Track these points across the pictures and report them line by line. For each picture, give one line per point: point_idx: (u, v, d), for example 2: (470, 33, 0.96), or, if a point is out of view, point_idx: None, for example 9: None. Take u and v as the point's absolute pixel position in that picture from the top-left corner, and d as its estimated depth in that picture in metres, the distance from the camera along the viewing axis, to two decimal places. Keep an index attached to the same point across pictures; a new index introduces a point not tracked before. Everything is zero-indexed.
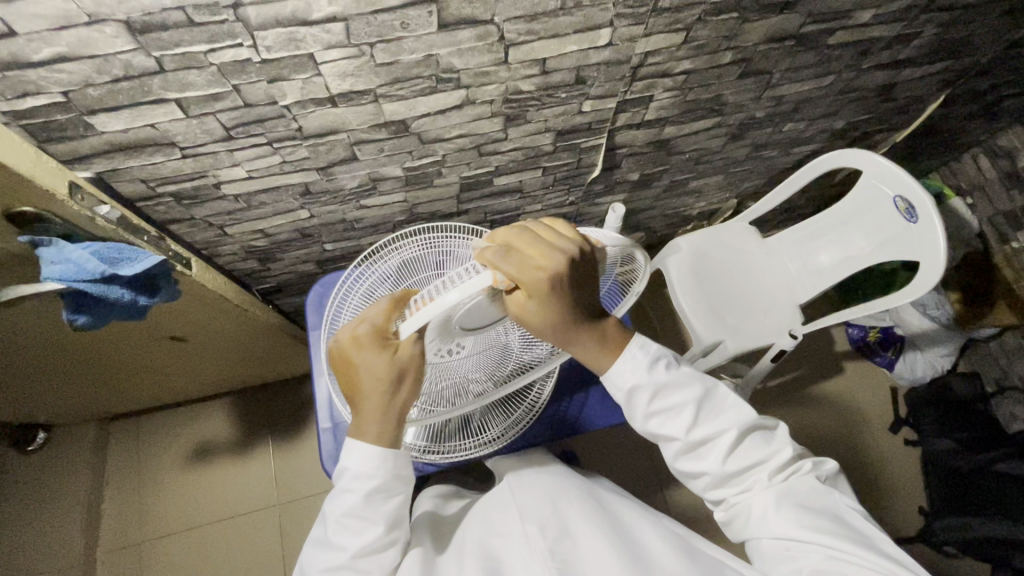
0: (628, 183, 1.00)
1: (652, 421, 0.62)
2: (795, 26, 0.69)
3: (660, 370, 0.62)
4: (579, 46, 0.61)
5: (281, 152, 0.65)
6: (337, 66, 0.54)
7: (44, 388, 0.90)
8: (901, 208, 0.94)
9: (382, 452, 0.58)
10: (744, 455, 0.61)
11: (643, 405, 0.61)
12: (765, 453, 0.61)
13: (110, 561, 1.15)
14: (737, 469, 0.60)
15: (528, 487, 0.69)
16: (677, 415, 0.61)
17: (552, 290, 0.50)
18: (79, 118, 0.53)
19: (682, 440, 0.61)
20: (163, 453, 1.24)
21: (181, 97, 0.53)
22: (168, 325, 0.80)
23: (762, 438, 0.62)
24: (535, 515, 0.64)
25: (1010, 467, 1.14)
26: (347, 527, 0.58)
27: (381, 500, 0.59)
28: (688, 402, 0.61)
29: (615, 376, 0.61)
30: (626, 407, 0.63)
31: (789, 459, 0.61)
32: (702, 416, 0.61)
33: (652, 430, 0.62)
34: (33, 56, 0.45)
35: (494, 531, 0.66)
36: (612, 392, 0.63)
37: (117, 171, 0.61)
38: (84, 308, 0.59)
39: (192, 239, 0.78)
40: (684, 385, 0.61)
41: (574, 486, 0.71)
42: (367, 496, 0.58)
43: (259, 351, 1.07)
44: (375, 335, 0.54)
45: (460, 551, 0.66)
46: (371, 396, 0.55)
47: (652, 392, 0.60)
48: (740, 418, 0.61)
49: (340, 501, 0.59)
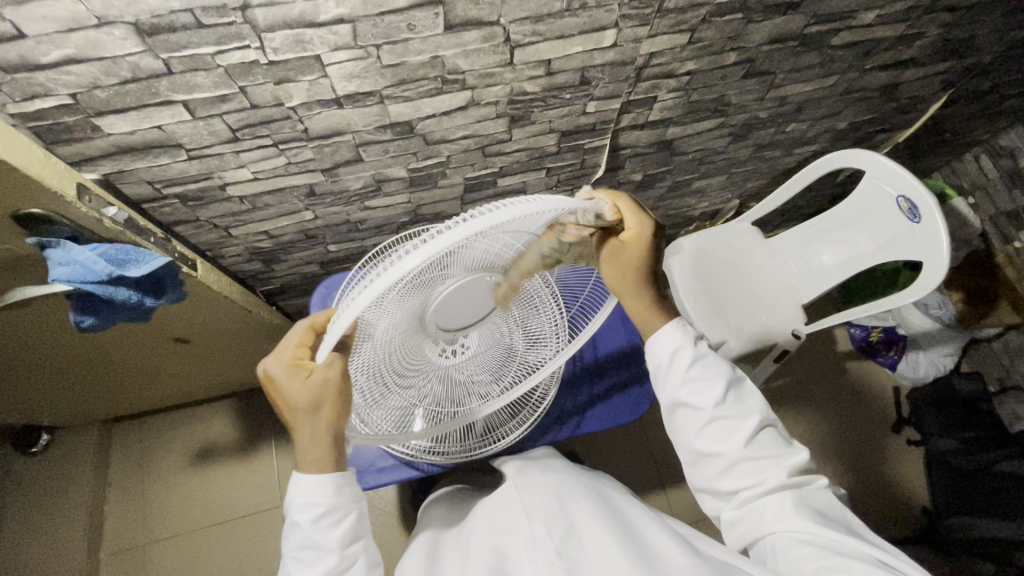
0: (631, 183, 1.00)
1: (683, 389, 0.62)
2: (799, 26, 0.69)
3: (700, 345, 0.64)
4: (584, 47, 0.61)
5: (286, 154, 0.65)
6: (343, 67, 0.55)
7: (48, 390, 0.90)
8: (904, 209, 0.95)
9: (323, 477, 0.57)
10: (762, 448, 0.61)
11: (680, 369, 0.62)
12: (781, 451, 0.62)
13: (113, 563, 1.15)
14: (754, 456, 0.61)
15: (535, 484, 0.69)
16: (710, 386, 0.62)
17: (647, 241, 0.59)
18: (86, 120, 0.53)
19: (707, 412, 0.61)
20: (165, 454, 1.24)
21: (188, 98, 0.53)
22: (172, 326, 0.81)
23: (780, 439, 0.63)
24: (542, 514, 0.64)
25: (1014, 467, 1.15)
26: (302, 561, 0.58)
27: (330, 526, 0.58)
28: (721, 377, 0.62)
29: (661, 342, 0.63)
30: (659, 374, 0.64)
31: (803, 463, 0.62)
32: (731, 396, 0.62)
33: (680, 399, 0.62)
34: (42, 58, 0.45)
35: (502, 527, 0.66)
36: (650, 357, 0.64)
37: (123, 173, 0.61)
38: (91, 309, 0.59)
39: (196, 241, 0.78)
40: (719, 363, 0.63)
41: (580, 484, 0.71)
42: (315, 523, 0.58)
43: (262, 352, 1.07)
44: (289, 365, 0.55)
45: (466, 549, 0.66)
46: (299, 425, 0.55)
47: (693, 356, 0.62)
48: (763, 412, 0.63)
49: (293, 533, 0.59)
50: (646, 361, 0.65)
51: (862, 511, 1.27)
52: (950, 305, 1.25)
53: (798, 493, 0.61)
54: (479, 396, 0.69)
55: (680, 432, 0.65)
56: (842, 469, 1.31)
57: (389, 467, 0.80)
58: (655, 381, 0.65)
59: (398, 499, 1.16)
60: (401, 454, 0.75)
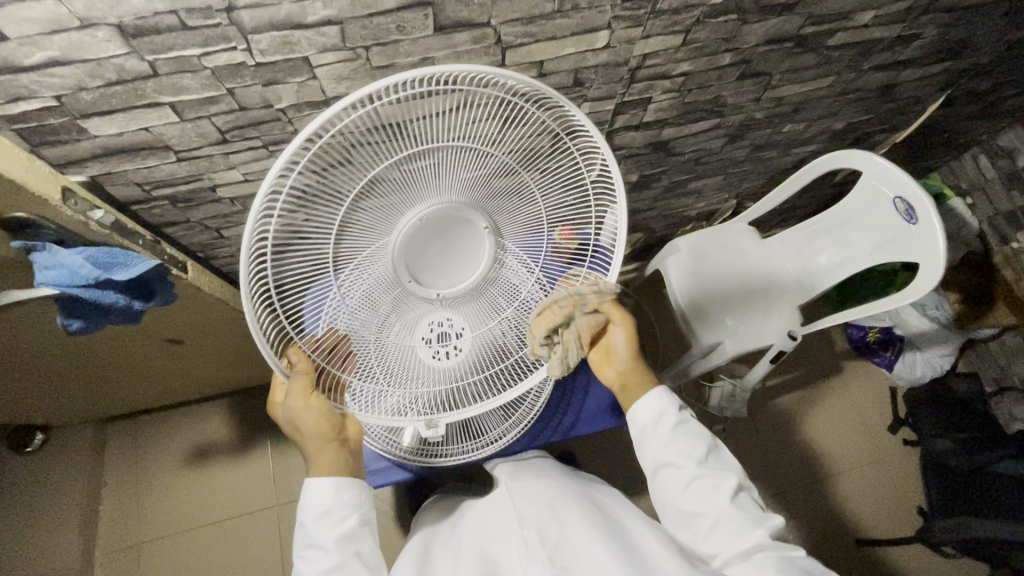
0: (627, 184, 0.99)
1: (668, 448, 0.66)
2: (795, 27, 0.68)
3: (683, 412, 0.69)
4: (577, 48, 0.61)
5: (276, 156, 0.65)
6: (332, 69, 0.54)
7: (40, 391, 0.90)
8: (901, 210, 0.94)
9: (323, 482, 0.61)
10: (744, 508, 0.63)
11: (664, 430, 0.67)
12: (760, 514, 0.63)
13: (109, 561, 1.16)
14: (736, 516, 0.62)
15: (527, 491, 0.70)
16: (693, 446, 0.66)
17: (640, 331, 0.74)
18: (71, 122, 0.52)
19: (689, 470, 0.64)
20: (161, 453, 1.24)
21: (175, 100, 0.53)
22: (164, 327, 0.80)
23: (758, 505, 0.65)
24: (534, 520, 0.64)
25: (1009, 468, 1.14)
26: (307, 561, 0.60)
27: (331, 524, 0.61)
28: (703, 439, 0.67)
29: (648, 401, 0.68)
30: (646, 436, 0.68)
31: (782, 528, 0.63)
32: (711, 458, 0.66)
33: (663, 458, 0.66)
34: (25, 61, 0.45)
35: (492, 536, 0.66)
36: (634, 421, 0.69)
37: (111, 175, 0.60)
38: (78, 313, 0.59)
39: (188, 242, 0.78)
40: (700, 429, 0.68)
41: (573, 490, 0.71)
42: (317, 521, 0.60)
43: (256, 352, 1.06)
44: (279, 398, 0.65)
45: (453, 557, 0.66)
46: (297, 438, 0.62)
47: (675, 419, 0.67)
48: (743, 476, 0.66)
49: (299, 534, 0.62)
50: (630, 426, 0.70)
51: (857, 511, 1.28)
52: (947, 306, 1.26)
53: (782, 553, 0.59)
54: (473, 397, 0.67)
55: (663, 493, 0.67)
56: (837, 470, 1.32)
57: (380, 469, 0.79)
58: (641, 444, 0.69)
59: (394, 500, 1.16)
60: (394, 455, 0.74)
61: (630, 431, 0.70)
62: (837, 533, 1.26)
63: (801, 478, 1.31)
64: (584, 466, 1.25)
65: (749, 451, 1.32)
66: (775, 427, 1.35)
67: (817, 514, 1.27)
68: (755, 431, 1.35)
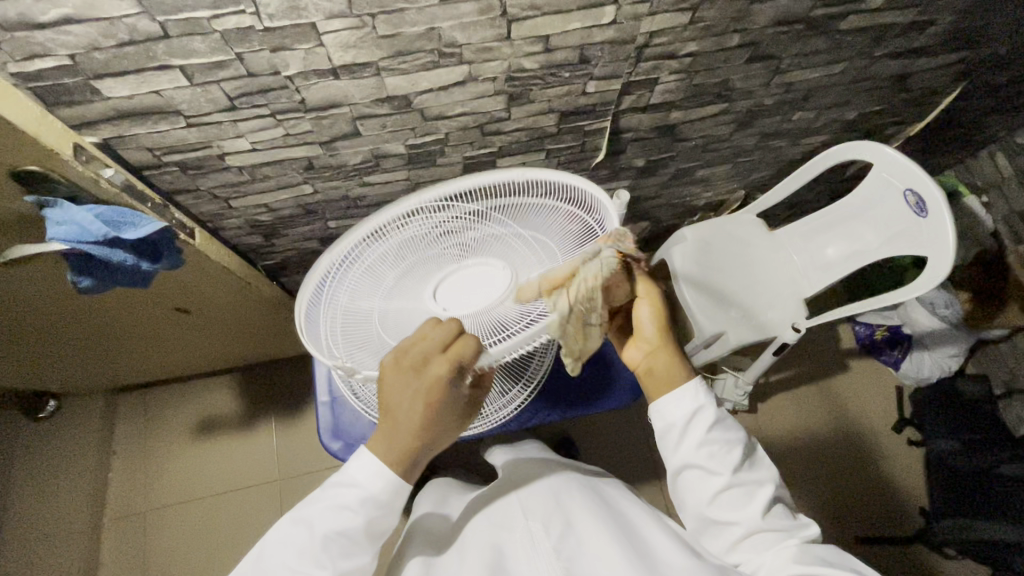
0: (633, 169, 0.99)
1: (699, 451, 0.64)
2: (806, 9, 0.68)
3: (719, 409, 0.66)
4: (583, 24, 0.61)
5: (284, 125, 0.66)
6: (339, 36, 0.55)
7: (52, 356, 0.92)
8: (912, 202, 0.92)
9: (392, 478, 0.58)
10: (777, 518, 0.62)
11: (698, 431, 0.64)
12: (794, 524, 0.62)
13: (115, 527, 1.19)
14: (769, 527, 0.61)
15: (533, 487, 0.71)
16: (727, 451, 0.64)
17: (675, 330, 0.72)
18: (85, 82, 0.53)
19: (724, 476, 0.63)
20: (169, 425, 1.27)
21: (185, 63, 0.54)
22: (173, 295, 0.82)
23: (790, 513, 0.64)
24: (539, 512, 0.67)
25: (1014, 470, 1.14)
26: (334, 548, 0.56)
27: (378, 528, 0.59)
28: (737, 442, 0.64)
29: (685, 394, 0.65)
30: (678, 435, 0.65)
31: (816, 538, 0.63)
32: (746, 464, 0.64)
33: (695, 461, 0.64)
34: (41, 17, 0.46)
35: (502, 523, 0.68)
36: (662, 415, 0.66)
37: (124, 138, 0.62)
38: (88, 270, 0.60)
39: (198, 211, 0.79)
40: (736, 431, 0.65)
41: (578, 483, 0.72)
42: (370, 521, 0.58)
43: (262, 326, 1.08)
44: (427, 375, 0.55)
45: (461, 546, 0.68)
46: (404, 419, 0.56)
47: (711, 420, 0.64)
48: (777, 481, 0.65)
49: (336, 517, 0.57)
50: (654, 421, 0.67)
51: (857, 508, 1.27)
52: (957, 305, 1.21)
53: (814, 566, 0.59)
54: None
55: (687, 496, 0.66)
56: (840, 468, 1.31)
57: None
58: (665, 443, 0.66)
59: None
60: None
61: (654, 423, 0.68)
62: (837, 531, 1.25)
63: (802, 474, 1.30)
64: (583, 452, 1.26)
65: None
66: (777, 423, 1.35)
67: (818, 511, 1.27)
68: (757, 427, 1.34)
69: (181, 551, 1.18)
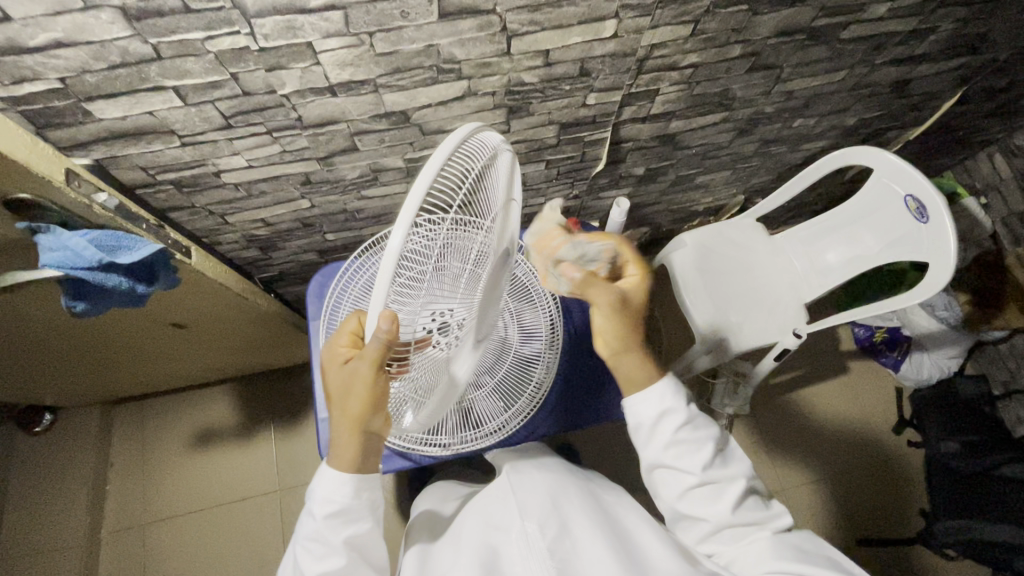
0: (633, 177, 0.99)
1: (666, 451, 0.62)
2: (807, 20, 0.67)
3: (690, 406, 0.64)
4: (583, 37, 0.60)
5: (280, 142, 0.65)
6: (336, 54, 0.54)
7: (46, 373, 0.91)
8: (912, 208, 0.91)
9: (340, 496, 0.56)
10: (749, 511, 0.62)
11: (666, 431, 0.62)
12: (764, 515, 0.62)
13: (113, 540, 1.17)
14: (742, 521, 0.61)
15: (529, 483, 0.70)
16: (697, 450, 0.62)
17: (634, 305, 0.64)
18: (75, 104, 0.52)
19: (695, 475, 0.62)
20: (166, 436, 1.26)
21: (178, 84, 0.53)
22: (169, 311, 0.80)
23: (762, 501, 0.64)
24: (537, 511, 0.65)
25: (1013, 471, 1.14)
26: (312, 553, 0.58)
27: (340, 527, 0.58)
28: (708, 440, 0.63)
29: (653, 395, 0.62)
30: (646, 434, 0.63)
31: (788, 526, 0.63)
32: (718, 458, 0.63)
33: (664, 461, 0.62)
34: (29, 42, 0.45)
35: (490, 523, 0.67)
36: (631, 414, 0.63)
37: (116, 158, 0.61)
38: (83, 294, 0.59)
39: (193, 227, 0.78)
40: (707, 426, 0.64)
41: (574, 486, 0.71)
42: (327, 519, 0.57)
43: (261, 338, 1.07)
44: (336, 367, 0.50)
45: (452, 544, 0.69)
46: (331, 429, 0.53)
47: (682, 419, 0.62)
48: (748, 474, 0.64)
49: (305, 522, 0.59)
50: (626, 417, 0.64)
51: (856, 511, 1.27)
52: (956, 307, 1.19)
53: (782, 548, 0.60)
54: (476, 387, 0.74)
55: (660, 491, 0.65)
56: (839, 469, 1.31)
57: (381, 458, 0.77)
58: (637, 439, 0.65)
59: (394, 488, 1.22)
60: (396, 445, 0.73)
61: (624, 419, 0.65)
62: (836, 532, 1.25)
63: (802, 476, 1.30)
64: (583, 458, 1.25)
65: (750, 447, 1.32)
66: (777, 424, 1.35)
67: (818, 513, 1.27)
68: (758, 429, 1.34)
69: (180, 560, 1.17)
